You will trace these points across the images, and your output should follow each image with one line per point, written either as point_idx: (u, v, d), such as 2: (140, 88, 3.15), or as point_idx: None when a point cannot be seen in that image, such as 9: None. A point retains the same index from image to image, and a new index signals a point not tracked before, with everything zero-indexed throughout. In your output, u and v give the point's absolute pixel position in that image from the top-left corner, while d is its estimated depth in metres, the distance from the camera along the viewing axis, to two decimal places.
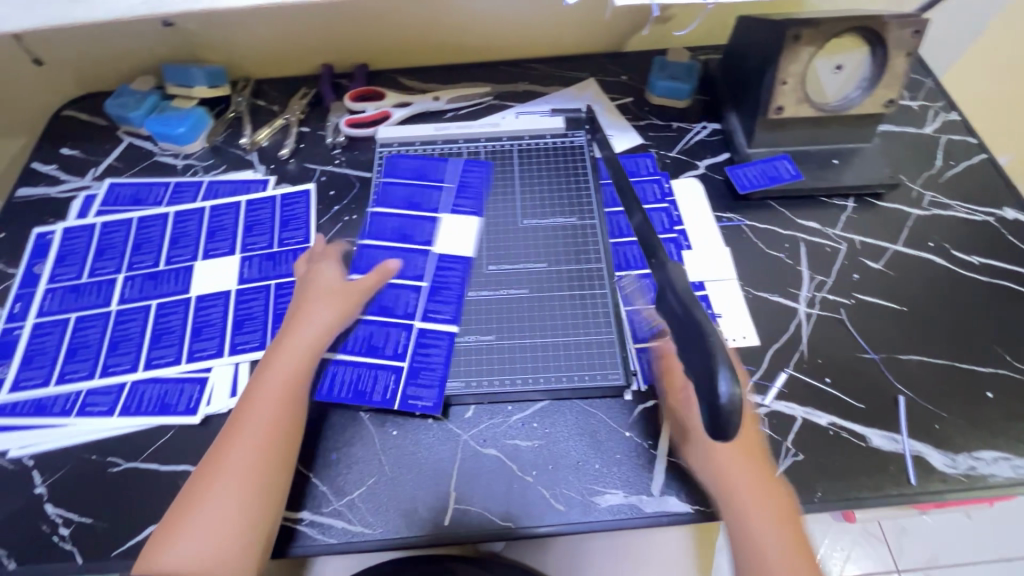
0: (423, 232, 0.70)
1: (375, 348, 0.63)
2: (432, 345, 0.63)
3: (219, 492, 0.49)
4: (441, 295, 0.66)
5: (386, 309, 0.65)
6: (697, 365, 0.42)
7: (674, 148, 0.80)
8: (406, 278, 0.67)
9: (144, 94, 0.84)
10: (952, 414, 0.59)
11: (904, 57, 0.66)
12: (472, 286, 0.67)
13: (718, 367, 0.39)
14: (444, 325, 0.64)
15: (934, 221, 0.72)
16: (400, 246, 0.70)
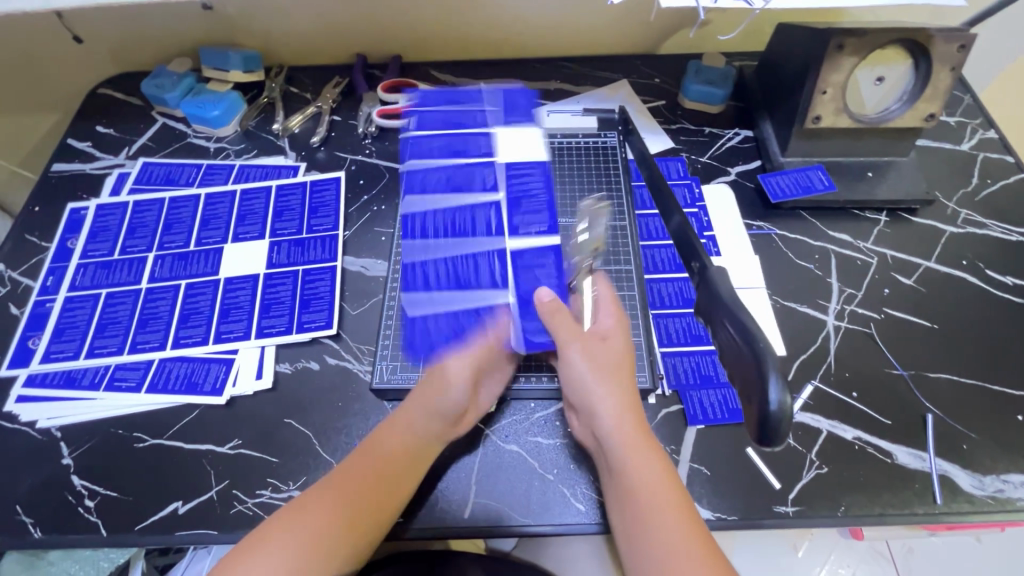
0: (480, 178, 0.70)
1: (467, 283, 0.63)
2: (540, 267, 0.64)
3: (315, 522, 0.49)
4: (523, 205, 0.68)
5: (462, 279, 0.64)
6: (743, 370, 0.39)
7: (705, 153, 0.79)
8: (476, 237, 0.66)
9: (180, 75, 0.85)
10: (981, 434, 0.58)
11: (949, 71, 0.65)
12: (523, 199, 0.68)
13: (767, 374, 0.37)
14: (539, 238, 0.66)
15: (968, 239, 0.71)
16: (455, 201, 0.68)
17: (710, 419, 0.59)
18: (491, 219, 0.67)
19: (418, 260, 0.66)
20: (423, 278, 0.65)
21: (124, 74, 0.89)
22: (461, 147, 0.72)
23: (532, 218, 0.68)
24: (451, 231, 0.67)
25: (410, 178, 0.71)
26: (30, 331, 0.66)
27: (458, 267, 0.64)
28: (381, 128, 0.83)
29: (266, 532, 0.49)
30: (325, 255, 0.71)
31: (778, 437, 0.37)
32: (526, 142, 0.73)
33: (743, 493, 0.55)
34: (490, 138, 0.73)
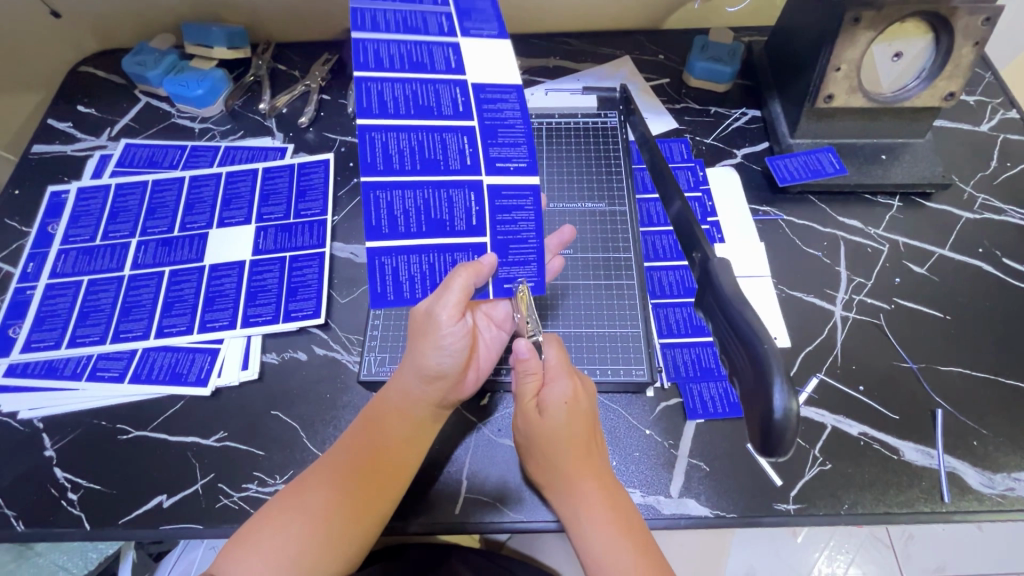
0: (447, 101, 0.49)
1: (439, 222, 0.49)
2: (517, 209, 0.50)
3: (317, 503, 0.47)
4: (500, 135, 0.50)
5: (437, 222, 0.49)
6: (747, 373, 0.36)
7: (711, 134, 0.76)
8: (450, 173, 0.49)
9: (162, 52, 0.81)
10: (993, 431, 0.56)
11: (972, 46, 0.61)
12: (496, 129, 0.50)
13: (771, 380, 0.34)
14: (519, 176, 0.50)
15: (985, 226, 0.68)
16: (420, 126, 0.49)
17: (710, 413, 0.56)
18: (462, 143, 0.50)
19: (387, 191, 0.48)
20: (394, 216, 0.49)
21: (105, 52, 0.86)
22: (414, 22, 0.49)
23: (514, 143, 0.50)
24: (417, 156, 0.48)
25: (356, 50, 0.47)
26: (10, 319, 0.64)
27: (428, 202, 0.49)
28: None
29: (264, 519, 0.47)
30: (313, 241, 0.68)
31: (782, 445, 0.35)
32: (490, 56, 0.50)
33: (744, 490, 0.54)
34: (452, 19, 0.50)
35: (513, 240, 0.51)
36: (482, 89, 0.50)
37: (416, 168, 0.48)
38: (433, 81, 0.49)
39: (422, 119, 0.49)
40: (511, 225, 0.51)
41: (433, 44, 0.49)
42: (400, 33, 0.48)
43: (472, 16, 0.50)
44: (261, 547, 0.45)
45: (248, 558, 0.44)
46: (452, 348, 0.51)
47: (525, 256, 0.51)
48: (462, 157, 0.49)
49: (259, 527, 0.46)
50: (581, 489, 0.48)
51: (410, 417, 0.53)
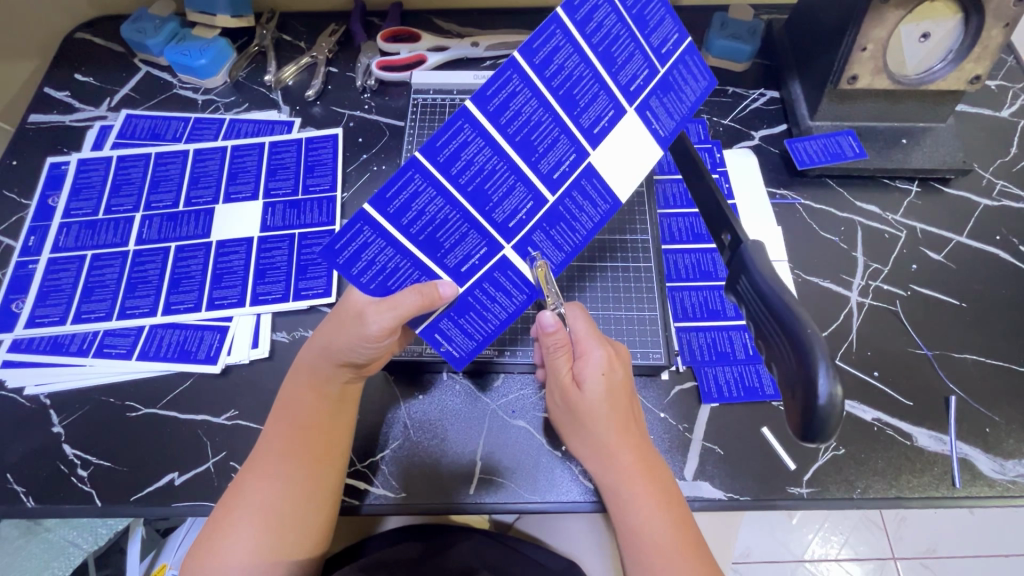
0: (551, 156, 0.44)
1: (437, 244, 0.45)
2: (505, 293, 0.51)
3: (262, 490, 0.47)
4: (556, 227, 0.49)
5: (435, 244, 0.45)
6: (787, 357, 0.36)
7: (728, 115, 0.74)
8: (486, 219, 0.45)
9: (163, 19, 0.78)
10: (1005, 418, 0.56)
11: (1001, 28, 0.60)
12: (558, 221, 0.48)
13: (815, 363, 0.34)
14: (535, 270, 0.50)
15: (1002, 213, 0.67)
16: (511, 158, 0.43)
17: (725, 398, 0.56)
18: (520, 207, 0.46)
19: (423, 181, 0.41)
20: (408, 206, 0.42)
21: (102, 18, 0.83)
22: (617, 53, 0.43)
23: (558, 245, 0.50)
24: (477, 181, 0.43)
25: (541, 33, 0.40)
26: (13, 293, 0.63)
27: (447, 224, 0.44)
28: (381, 82, 0.77)
29: (216, 524, 0.47)
30: (322, 218, 0.67)
31: (826, 430, 0.34)
32: (627, 149, 0.47)
33: (757, 473, 0.54)
34: (652, 78, 0.46)
35: (470, 315, 0.51)
36: (594, 176, 0.47)
37: (464, 190, 0.43)
38: (567, 130, 0.44)
39: (517, 154, 0.43)
40: (485, 299, 0.50)
41: (604, 93, 0.44)
42: (593, 55, 0.42)
43: (667, 98, 0.47)
44: (217, 553, 0.45)
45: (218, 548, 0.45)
46: (369, 351, 0.50)
47: (479, 334, 0.52)
48: (504, 221, 0.46)
49: (220, 524, 0.46)
50: (623, 461, 0.48)
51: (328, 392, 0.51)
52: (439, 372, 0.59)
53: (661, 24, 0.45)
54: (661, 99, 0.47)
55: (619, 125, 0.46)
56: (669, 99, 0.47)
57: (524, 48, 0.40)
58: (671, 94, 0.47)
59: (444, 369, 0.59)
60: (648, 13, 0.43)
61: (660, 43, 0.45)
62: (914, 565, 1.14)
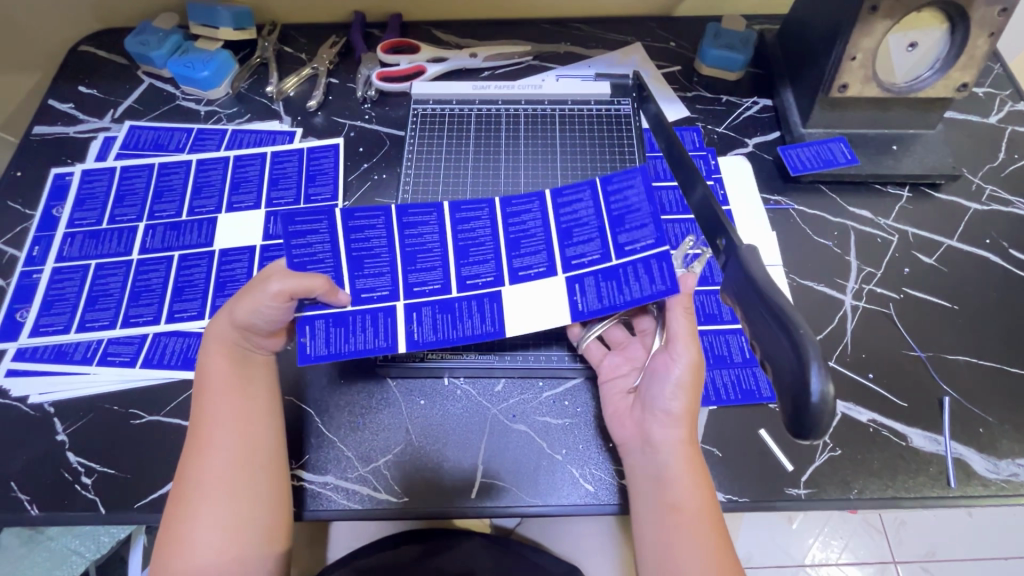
0: (471, 271, 0.55)
1: (359, 262, 0.55)
2: (374, 334, 0.53)
3: (215, 485, 0.48)
4: (440, 315, 0.54)
5: (359, 265, 0.55)
6: (780, 358, 0.37)
7: (723, 123, 0.76)
8: (401, 277, 0.55)
9: (166, 32, 0.79)
10: (998, 418, 0.57)
11: (986, 37, 0.61)
12: (442, 312, 0.54)
13: (807, 364, 0.35)
14: (404, 334, 0.54)
15: (992, 217, 0.69)
16: (443, 253, 0.56)
17: (723, 400, 0.57)
18: (429, 283, 0.55)
19: (382, 224, 0.55)
20: (362, 232, 0.55)
21: (107, 31, 0.84)
22: (576, 233, 0.56)
23: (434, 330, 0.54)
24: (411, 253, 0.56)
25: (522, 197, 0.57)
26: (17, 303, 0.63)
27: (375, 254, 0.55)
28: (381, 92, 0.78)
29: (175, 523, 0.47)
30: None
31: (817, 430, 0.35)
32: (538, 297, 0.54)
33: (754, 474, 0.54)
34: (609, 251, 0.54)
35: (341, 329, 0.53)
36: (495, 302, 0.55)
37: (403, 245, 0.56)
38: (499, 259, 0.56)
39: (453, 254, 0.56)
40: (360, 324, 0.53)
41: (545, 252, 0.55)
42: (556, 228, 0.56)
43: (606, 286, 0.53)
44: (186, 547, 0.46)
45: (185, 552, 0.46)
46: (265, 319, 0.52)
47: (329, 344, 0.53)
48: (409, 288, 0.55)
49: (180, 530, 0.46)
50: (676, 436, 0.49)
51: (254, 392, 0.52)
52: (441, 378, 0.60)
53: (639, 229, 0.54)
54: (608, 283, 0.53)
55: (542, 280, 0.55)
56: (605, 284, 0.53)
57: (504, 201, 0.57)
58: (623, 283, 0.53)
59: (446, 375, 0.60)
60: (631, 217, 0.54)
61: (628, 242, 0.54)
62: (913, 568, 1.14)
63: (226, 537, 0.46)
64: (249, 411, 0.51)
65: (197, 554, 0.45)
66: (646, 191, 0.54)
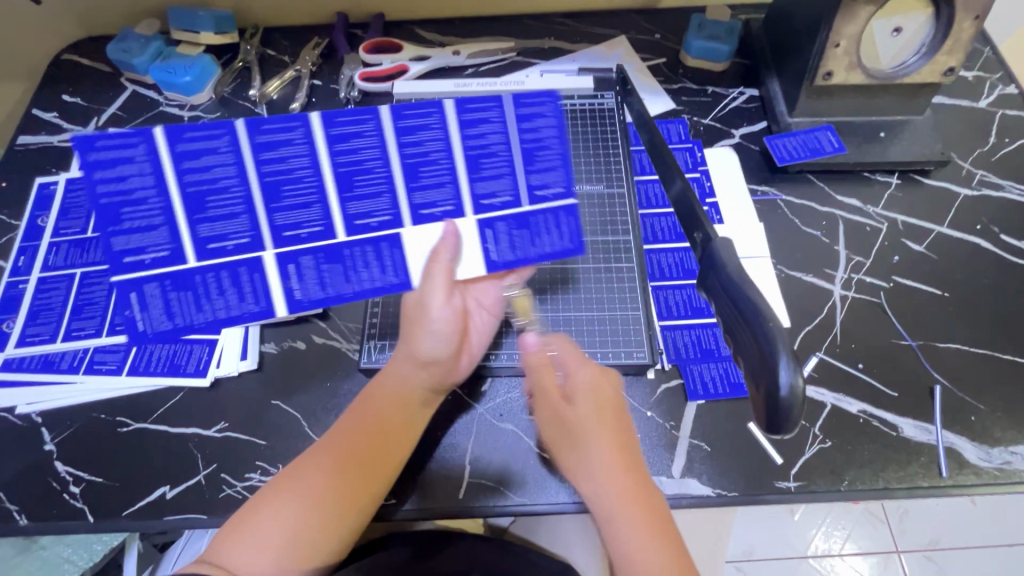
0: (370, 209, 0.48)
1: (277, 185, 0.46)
2: (236, 292, 0.48)
3: (310, 489, 0.48)
4: (329, 266, 0.49)
5: (275, 191, 0.46)
6: (750, 353, 0.37)
7: (708, 114, 0.75)
8: (307, 223, 0.48)
9: (148, 38, 0.79)
10: (990, 406, 0.57)
11: (972, 20, 0.60)
12: (334, 260, 0.49)
13: (778, 357, 0.35)
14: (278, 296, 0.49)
15: (982, 203, 0.68)
16: (351, 172, 0.47)
17: (711, 394, 0.57)
18: (376, 212, 0.49)
19: (303, 135, 0.46)
20: (273, 144, 0.45)
21: (89, 39, 0.84)
22: (490, 165, 0.49)
23: (321, 285, 0.49)
24: (347, 172, 0.47)
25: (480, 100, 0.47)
26: (3, 314, 0.63)
27: (278, 181, 0.46)
28: (364, 92, 0.78)
29: (257, 505, 0.48)
30: None
31: (789, 422, 0.35)
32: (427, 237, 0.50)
33: (744, 468, 0.54)
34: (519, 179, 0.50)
35: (186, 294, 0.47)
36: (393, 247, 0.50)
37: (335, 165, 0.47)
38: (456, 180, 0.49)
39: (399, 172, 0.48)
40: (213, 289, 0.48)
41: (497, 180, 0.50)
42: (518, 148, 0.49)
43: (520, 237, 0.51)
44: (255, 529, 0.46)
45: (248, 539, 0.46)
46: (444, 332, 0.52)
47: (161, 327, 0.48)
48: (275, 228, 0.47)
49: (256, 512, 0.47)
50: (590, 485, 0.49)
51: (406, 423, 0.53)
52: None
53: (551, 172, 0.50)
54: (527, 235, 0.51)
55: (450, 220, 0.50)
56: (516, 235, 0.50)
57: (458, 103, 0.47)
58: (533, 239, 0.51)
59: None
60: (542, 156, 0.50)
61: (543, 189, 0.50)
62: (917, 557, 1.14)
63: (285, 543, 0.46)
64: (381, 431, 0.52)
65: (257, 545, 0.45)
66: (559, 127, 0.49)
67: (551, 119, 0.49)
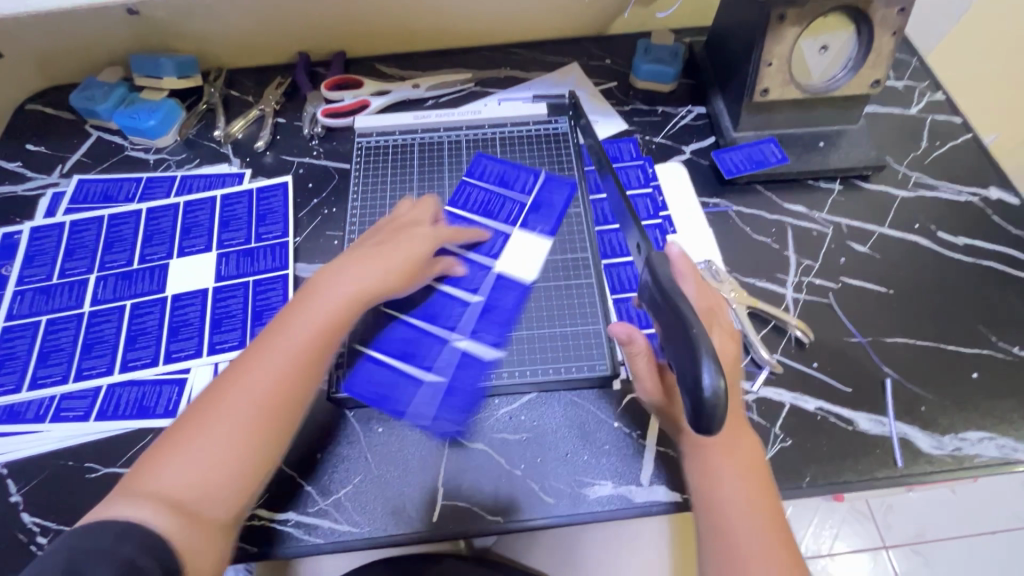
0: (471, 280, 0.65)
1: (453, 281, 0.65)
2: (475, 368, 0.60)
3: (224, 407, 0.48)
4: (491, 316, 0.63)
5: (432, 316, 0.63)
6: (681, 358, 0.42)
7: (659, 133, 0.79)
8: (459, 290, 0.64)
9: (111, 85, 0.81)
10: (938, 395, 0.59)
11: (890, 36, 0.65)
12: (490, 310, 0.64)
13: (702, 360, 0.40)
14: (490, 347, 0.62)
15: (918, 203, 0.72)
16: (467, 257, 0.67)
17: None
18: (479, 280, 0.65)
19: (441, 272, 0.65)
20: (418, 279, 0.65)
21: (53, 88, 0.85)
22: (492, 208, 0.70)
23: (495, 334, 0.62)
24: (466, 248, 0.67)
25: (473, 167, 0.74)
26: None
27: (432, 305, 0.63)
28: (327, 128, 0.80)
29: (174, 439, 0.47)
30: (275, 264, 0.69)
31: (715, 422, 0.40)
32: (532, 247, 0.67)
33: None
34: (524, 206, 0.70)
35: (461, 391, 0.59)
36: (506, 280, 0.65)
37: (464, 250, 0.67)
38: (495, 224, 0.69)
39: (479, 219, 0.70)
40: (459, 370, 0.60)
41: (506, 201, 0.71)
42: (493, 186, 0.72)
43: (542, 212, 0.70)
44: (166, 460, 0.46)
45: (161, 469, 0.45)
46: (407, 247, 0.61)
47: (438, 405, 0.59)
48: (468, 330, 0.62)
49: (170, 444, 0.47)
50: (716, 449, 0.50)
51: (341, 316, 0.55)
52: None
53: (519, 181, 0.72)
54: (536, 216, 0.70)
55: (511, 244, 0.68)
56: (539, 215, 0.69)
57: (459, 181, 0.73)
58: (543, 208, 0.70)
59: (402, 401, 0.60)
60: (510, 177, 0.73)
61: (523, 185, 0.72)
62: (904, 551, 1.15)
63: (194, 475, 0.45)
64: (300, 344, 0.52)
65: (166, 476, 0.45)
66: (503, 163, 0.74)
67: (498, 163, 0.74)
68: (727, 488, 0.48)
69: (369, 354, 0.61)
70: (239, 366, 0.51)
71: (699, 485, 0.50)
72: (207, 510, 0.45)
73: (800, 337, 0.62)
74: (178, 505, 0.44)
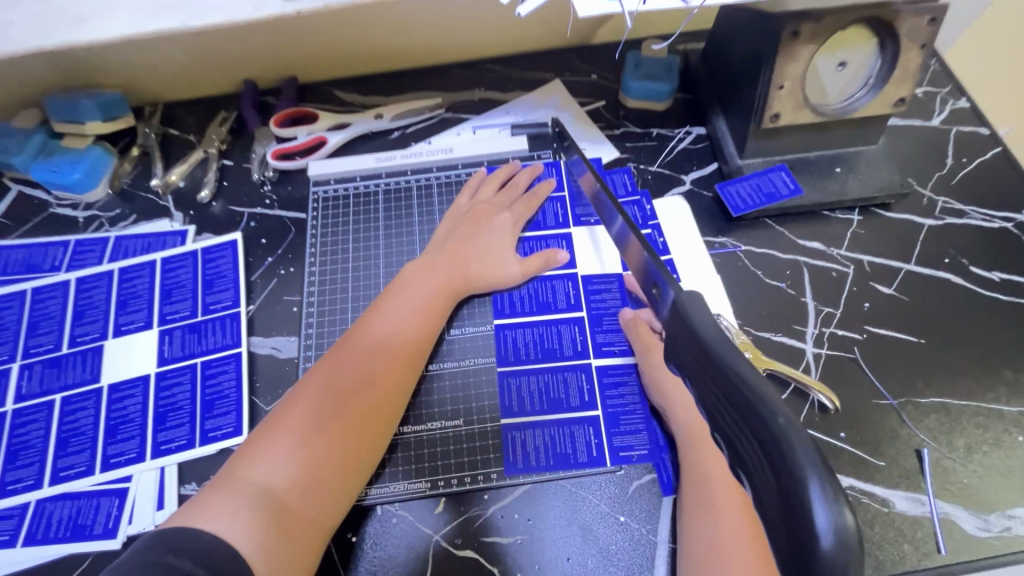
0: (562, 295, 0.61)
1: (545, 304, 0.61)
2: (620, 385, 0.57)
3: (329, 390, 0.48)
4: (603, 324, 0.60)
5: (550, 351, 0.58)
6: (763, 478, 0.29)
7: (655, 160, 0.70)
8: (559, 312, 0.61)
9: (27, 131, 0.70)
10: (982, 465, 0.53)
11: (918, 49, 0.56)
12: (602, 318, 0.60)
13: (809, 485, 0.27)
14: (621, 356, 0.58)
15: (947, 232, 0.64)
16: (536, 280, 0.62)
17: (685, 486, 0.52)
18: (566, 292, 0.61)
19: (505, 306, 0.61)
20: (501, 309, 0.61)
21: None
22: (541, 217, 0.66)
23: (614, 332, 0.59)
24: (533, 302, 0.61)
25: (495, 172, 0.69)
26: None
27: (542, 335, 0.59)
28: (280, 171, 0.71)
29: (273, 424, 0.45)
30: (225, 340, 0.60)
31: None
32: (600, 238, 0.65)
33: None
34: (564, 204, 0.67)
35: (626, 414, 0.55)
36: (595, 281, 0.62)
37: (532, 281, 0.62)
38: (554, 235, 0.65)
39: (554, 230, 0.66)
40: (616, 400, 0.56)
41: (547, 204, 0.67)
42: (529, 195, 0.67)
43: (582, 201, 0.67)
44: (265, 448, 0.44)
45: (261, 457, 0.43)
46: (491, 241, 0.62)
47: (550, 465, 0.53)
48: (591, 347, 0.58)
49: (269, 433, 0.45)
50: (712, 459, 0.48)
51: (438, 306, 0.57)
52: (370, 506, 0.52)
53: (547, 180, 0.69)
54: (580, 205, 0.67)
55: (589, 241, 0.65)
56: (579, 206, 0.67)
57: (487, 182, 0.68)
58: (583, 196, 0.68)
59: (379, 503, 0.52)
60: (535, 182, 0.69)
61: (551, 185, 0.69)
62: None
63: (299, 464, 0.43)
64: (403, 331, 0.54)
65: (268, 464, 0.43)
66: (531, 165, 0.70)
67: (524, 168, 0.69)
68: (716, 513, 0.45)
69: (431, 394, 0.57)
70: (343, 348, 0.51)
71: (694, 515, 0.47)
72: (305, 511, 0.43)
73: (823, 402, 0.55)
74: (280, 497, 0.42)
